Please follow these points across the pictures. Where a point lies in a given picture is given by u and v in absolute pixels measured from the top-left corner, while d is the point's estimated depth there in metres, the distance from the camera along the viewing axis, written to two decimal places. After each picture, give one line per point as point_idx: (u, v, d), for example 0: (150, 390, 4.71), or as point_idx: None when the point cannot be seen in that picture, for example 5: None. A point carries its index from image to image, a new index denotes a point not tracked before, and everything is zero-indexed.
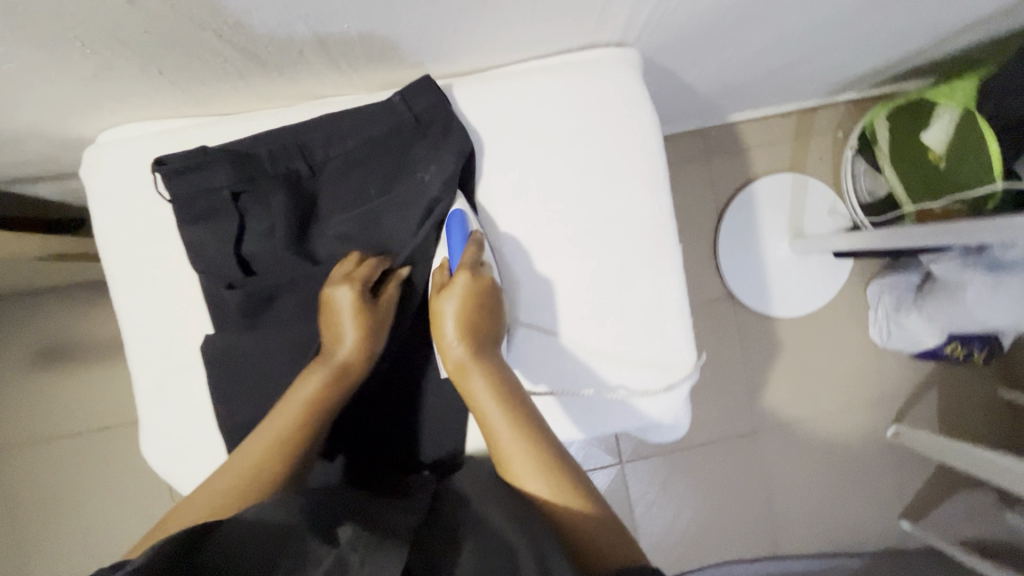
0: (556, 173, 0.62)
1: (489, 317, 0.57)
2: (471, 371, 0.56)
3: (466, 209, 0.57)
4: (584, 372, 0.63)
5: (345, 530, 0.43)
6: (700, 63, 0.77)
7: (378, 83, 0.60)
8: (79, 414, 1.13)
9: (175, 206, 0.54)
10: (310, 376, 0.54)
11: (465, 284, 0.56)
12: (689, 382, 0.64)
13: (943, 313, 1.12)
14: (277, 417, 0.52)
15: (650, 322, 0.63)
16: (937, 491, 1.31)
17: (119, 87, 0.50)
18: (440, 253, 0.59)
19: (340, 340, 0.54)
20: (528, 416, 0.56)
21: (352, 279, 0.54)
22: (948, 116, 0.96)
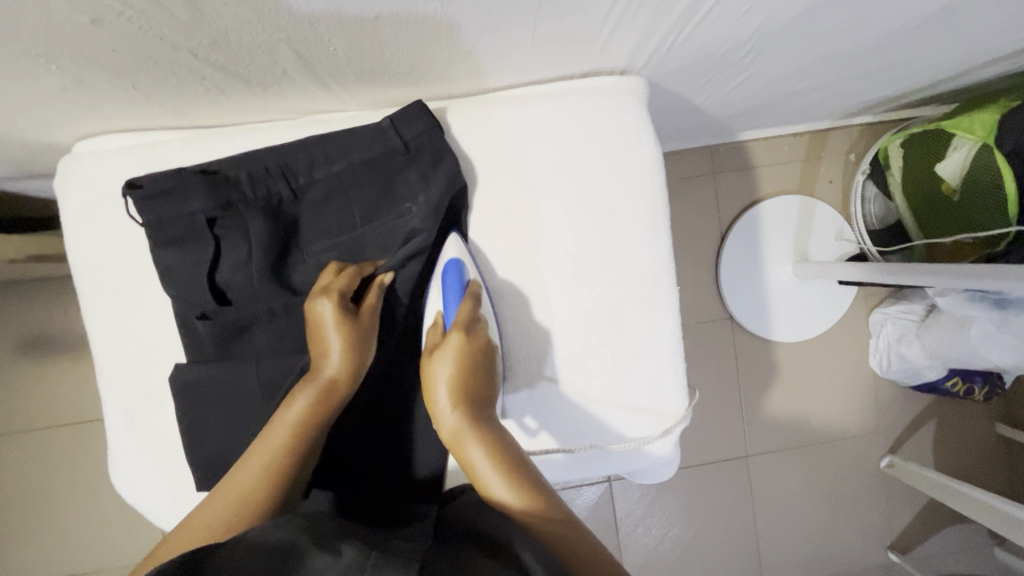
0: (553, 215, 0.59)
1: (482, 376, 0.54)
2: (466, 437, 0.51)
3: (462, 255, 0.57)
4: (574, 423, 0.61)
5: (348, 546, 0.40)
6: (711, 89, 0.74)
7: (369, 102, 0.57)
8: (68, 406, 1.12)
9: (147, 230, 0.52)
10: (298, 396, 0.51)
11: (457, 345, 0.54)
12: (681, 427, 0.61)
13: (948, 346, 1.09)
14: (263, 442, 0.50)
15: (644, 373, 0.60)
16: (928, 525, 1.29)
17: (91, 99, 0.47)
18: (434, 307, 0.57)
19: (325, 356, 0.52)
20: (531, 479, 0.50)
21: (330, 291, 0.52)
22: (965, 148, 0.90)
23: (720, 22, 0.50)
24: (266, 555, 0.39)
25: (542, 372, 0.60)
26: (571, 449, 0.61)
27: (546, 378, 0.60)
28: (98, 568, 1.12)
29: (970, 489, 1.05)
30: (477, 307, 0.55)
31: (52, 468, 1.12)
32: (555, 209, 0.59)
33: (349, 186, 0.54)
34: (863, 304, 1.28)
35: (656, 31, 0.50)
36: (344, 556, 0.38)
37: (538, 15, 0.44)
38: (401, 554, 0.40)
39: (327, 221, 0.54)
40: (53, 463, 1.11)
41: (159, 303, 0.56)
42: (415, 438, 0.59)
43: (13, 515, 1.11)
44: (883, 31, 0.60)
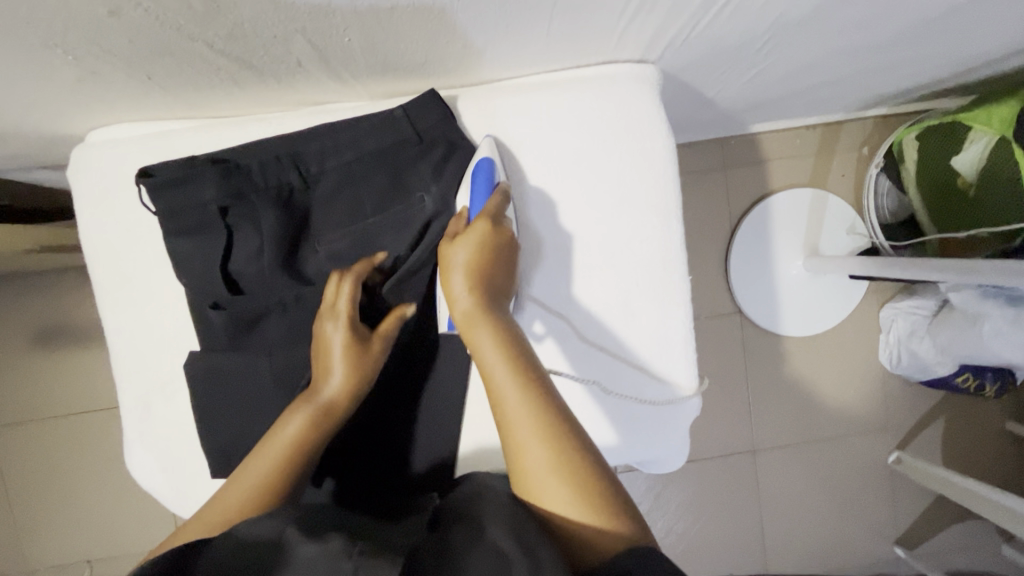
0: (573, 174, 0.58)
1: (503, 266, 0.52)
2: (479, 324, 0.50)
3: (492, 154, 0.54)
4: (588, 367, 0.60)
5: (335, 537, 0.41)
6: (725, 81, 0.73)
7: (382, 93, 0.56)
8: (85, 395, 1.14)
9: (161, 219, 0.52)
10: (294, 415, 0.51)
11: (481, 233, 0.51)
12: (690, 404, 0.61)
13: (960, 344, 1.09)
14: (256, 460, 0.50)
15: (658, 345, 0.60)
16: (935, 522, 1.29)
17: (106, 90, 0.48)
18: (461, 200, 0.54)
19: (326, 378, 0.52)
20: (536, 378, 0.49)
21: (332, 315, 0.52)
22: (982, 143, 0.89)
23: (739, 14, 0.49)
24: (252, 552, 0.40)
25: (552, 295, 0.60)
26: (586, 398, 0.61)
27: (561, 326, 0.60)
28: (112, 554, 1.14)
29: (978, 486, 1.05)
30: (506, 200, 0.53)
31: (72, 453, 1.14)
32: (575, 169, 0.58)
33: (360, 176, 0.54)
34: (874, 299, 1.27)
35: (674, 22, 0.49)
36: (328, 543, 0.40)
37: (555, 6, 0.43)
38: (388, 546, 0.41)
39: (337, 212, 0.54)
40: (71, 449, 1.14)
41: (173, 292, 0.56)
42: (423, 429, 0.59)
43: (29, 502, 1.14)
44: (904, 23, 0.59)
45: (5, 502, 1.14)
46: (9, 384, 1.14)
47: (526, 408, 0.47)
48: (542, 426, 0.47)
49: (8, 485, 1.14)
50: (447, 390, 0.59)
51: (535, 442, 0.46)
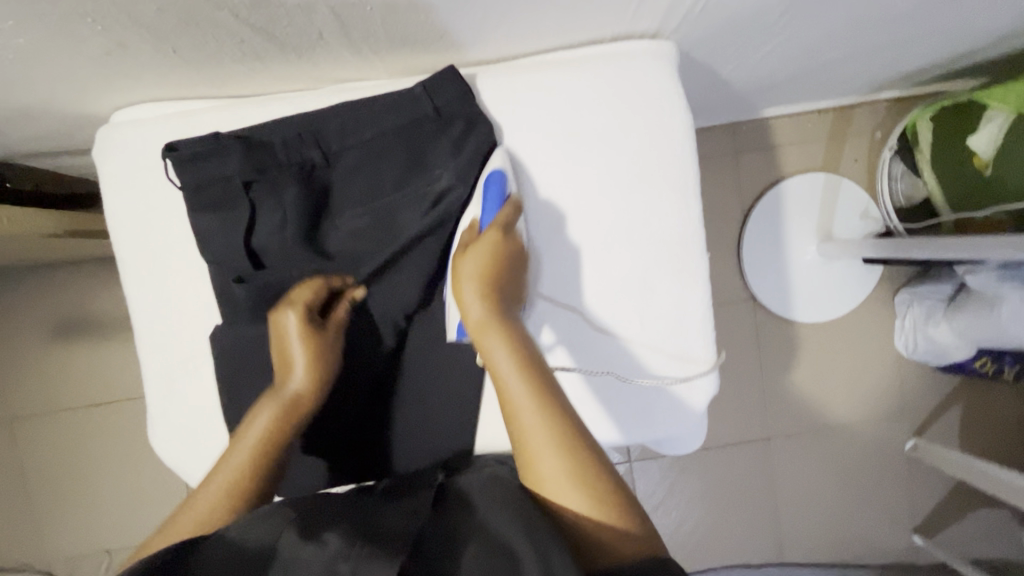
0: (584, 159, 0.58)
1: (511, 276, 0.54)
2: (491, 331, 0.51)
3: (505, 166, 0.55)
4: (595, 359, 0.60)
5: (333, 535, 0.42)
6: (738, 59, 0.73)
7: (400, 69, 0.57)
8: (112, 384, 1.16)
9: (186, 192, 0.52)
10: (262, 410, 0.53)
11: (492, 243, 0.53)
12: (709, 379, 0.61)
13: (980, 327, 1.05)
14: (228, 459, 0.51)
15: (672, 325, 0.60)
16: (954, 509, 1.28)
17: (132, 64, 0.48)
18: (471, 212, 0.55)
19: (290, 371, 0.53)
20: (548, 388, 0.50)
21: (289, 310, 0.53)
22: (1000, 121, 0.87)
23: None
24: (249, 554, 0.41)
25: (559, 287, 0.59)
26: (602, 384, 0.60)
27: (570, 317, 0.60)
28: (130, 542, 1.15)
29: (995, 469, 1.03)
30: (517, 213, 0.54)
31: (99, 442, 1.16)
32: (586, 155, 0.58)
33: (380, 153, 0.54)
34: (889, 285, 1.25)
35: None
36: (328, 546, 0.41)
37: None
38: (389, 540, 0.42)
39: (357, 188, 0.54)
40: (99, 439, 1.16)
41: (195, 268, 0.57)
42: (438, 406, 0.60)
43: (49, 490, 1.15)
44: None
45: (26, 491, 1.15)
46: (34, 374, 1.16)
47: (539, 414, 0.48)
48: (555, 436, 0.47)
49: (28, 474, 1.15)
50: (466, 365, 0.59)
51: (548, 449, 0.47)
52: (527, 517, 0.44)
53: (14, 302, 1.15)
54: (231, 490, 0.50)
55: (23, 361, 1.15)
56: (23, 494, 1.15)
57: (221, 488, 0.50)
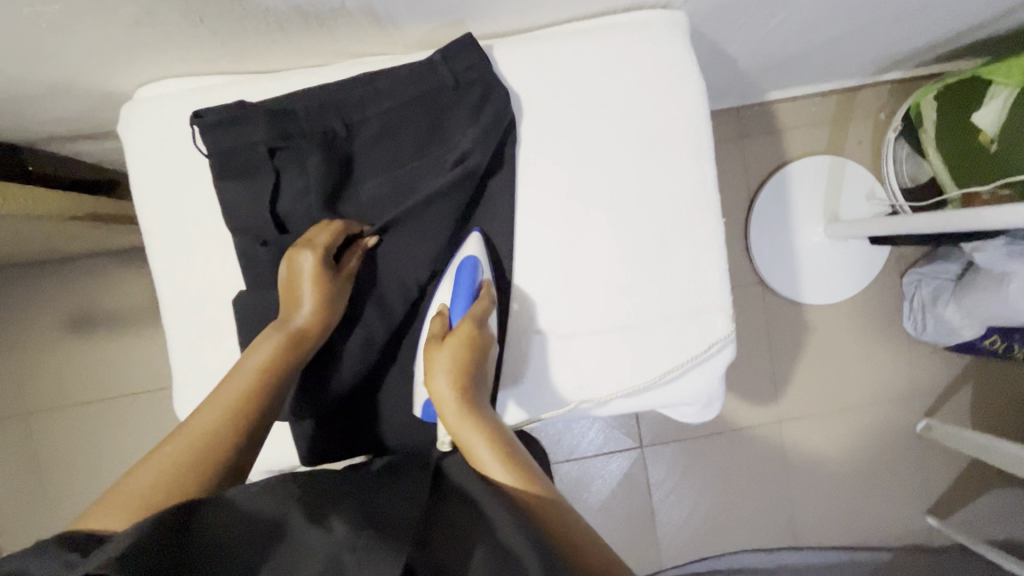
0: (589, 147, 0.59)
1: (483, 365, 0.57)
2: (466, 422, 0.53)
3: (479, 254, 0.60)
4: (541, 404, 0.63)
5: (337, 521, 0.40)
6: (745, 34, 0.74)
7: (416, 42, 0.58)
8: (142, 375, 1.17)
9: (211, 160, 0.54)
10: (266, 340, 0.54)
11: (466, 334, 0.56)
12: (729, 338, 0.62)
13: (989, 304, 1.05)
14: (227, 382, 0.52)
15: (691, 291, 0.61)
16: (967, 490, 1.27)
17: (159, 36, 0.50)
18: (444, 298, 0.61)
19: (297, 305, 0.54)
20: (518, 457, 0.52)
21: (299, 247, 0.54)
22: (1004, 96, 0.88)
23: None
24: (249, 535, 0.39)
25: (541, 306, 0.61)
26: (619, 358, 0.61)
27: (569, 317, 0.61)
28: None
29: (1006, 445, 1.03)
30: (490, 305, 0.59)
31: (125, 432, 1.16)
32: (582, 150, 0.59)
33: (400, 121, 0.55)
34: (895, 265, 1.26)
35: None
36: (335, 534, 0.39)
37: None
38: (395, 529, 0.40)
39: (379, 156, 0.56)
40: (126, 428, 1.16)
41: (219, 239, 0.58)
42: None
43: (62, 483, 1.16)
44: None
45: (39, 484, 1.16)
46: (58, 364, 1.17)
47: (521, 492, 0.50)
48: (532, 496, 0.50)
49: (41, 467, 1.16)
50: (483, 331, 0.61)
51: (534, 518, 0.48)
52: (532, 533, 0.43)
53: (34, 294, 1.16)
54: (232, 413, 0.51)
55: (37, 354, 1.16)
56: (37, 487, 1.16)
57: (221, 414, 0.50)
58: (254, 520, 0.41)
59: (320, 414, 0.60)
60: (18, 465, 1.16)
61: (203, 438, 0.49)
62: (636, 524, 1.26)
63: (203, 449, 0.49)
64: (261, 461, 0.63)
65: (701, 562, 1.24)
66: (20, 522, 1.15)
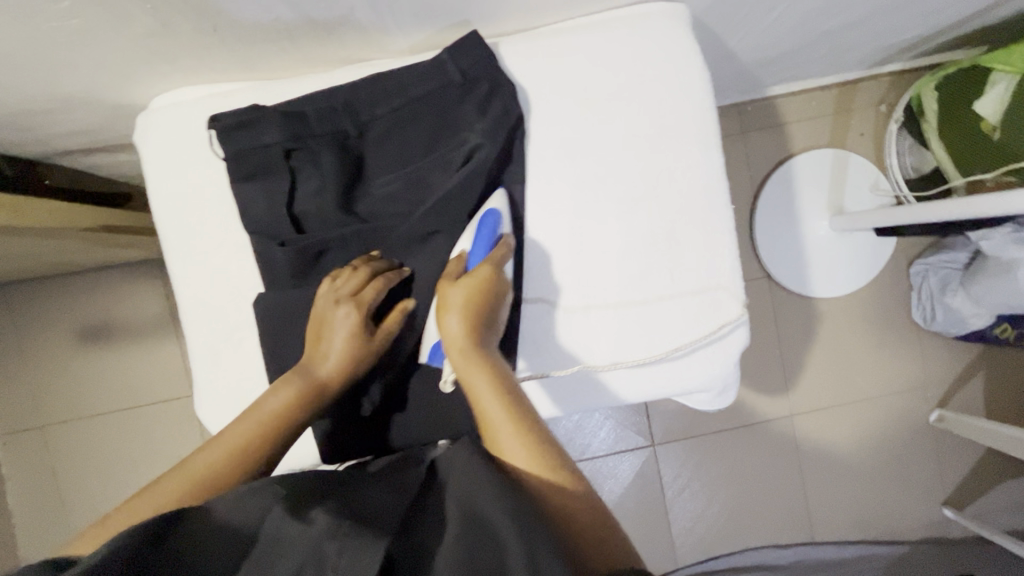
0: (597, 136, 0.60)
1: (495, 313, 0.56)
2: (474, 364, 0.53)
3: (501, 208, 0.58)
4: (554, 363, 0.63)
5: (318, 512, 0.42)
6: (746, 29, 0.75)
7: (422, 44, 0.59)
8: (162, 385, 1.18)
9: (227, 162, 0.55)
10: (287, 386, 0.54)
11: (482, 278, 0.55)
12: (742, 323, 0.62)
13: (998, 292, 1.05)
14: (242, 422, 0.52)
15: (703, 276, 0.62)
16: (984, 480, 1.26)
17: (173, 46, 0.51)
18: (462, 243, 0.58)
19: (326, 355, 0.56)
20: (525, 411, 0.51)
21: (346, 298, 0.55)
22: (1005, 83, 0.88)
23: None
24: (232, 538, 0.41)
25: (554, 287, 0.62)
26: (633, 338, 0.62)
27: (583, 301, 0.62)
28: None
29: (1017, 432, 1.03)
30: (508, 254, 0.57)
31: (146, 441, 1.18)
32: (590, 142, 0.60)
33: (409, 119, 0.56)
34: (902, 256, 1.26)
35: None
36: (316, 524, 0.40)
37: None
38: (375, 520, 0.42)
39: (391, 154, 0.57)
40: (145, 437, 1.17)
41: (238, 242, 0.59)
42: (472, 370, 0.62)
43: (78, 494, 1.16)
44: None
45: (55, 496, 1.16)
46: (72, 377, 1.18)
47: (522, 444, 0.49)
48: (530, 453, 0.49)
49: (57, 479, 1.17)
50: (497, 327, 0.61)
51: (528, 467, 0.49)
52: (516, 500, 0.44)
53: (50, 308, 1.17)
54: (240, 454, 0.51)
55: (51, 368, 1.17)
56: (53, 500, 1.16)
57: (226, 455, 0.50)
58: (237, 522, 0.43)
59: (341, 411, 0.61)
60: (36, 476, 1.17)
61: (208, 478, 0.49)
62: (651, 523, 1.25)
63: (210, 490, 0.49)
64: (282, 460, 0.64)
65: (717, 559, 1.23)
66: (39, 532, 1.16)
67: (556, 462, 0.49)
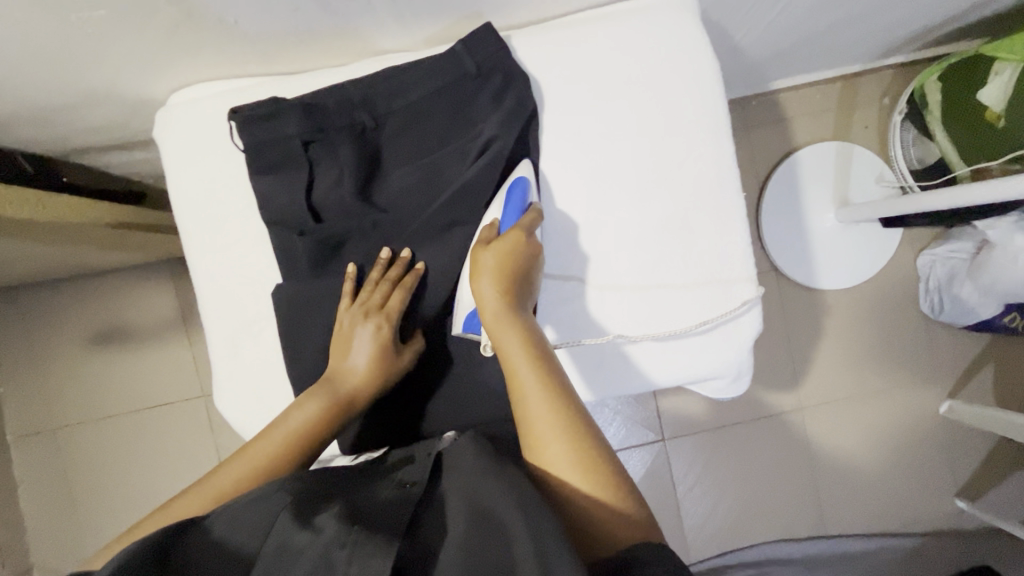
0: (611, 123, 0.61)
1: (527, 278, 0.55)
2: (506, 327, 0.53)
3: (529, 176, 0.58)
4: (585, 332, 0.63)
5: (326, 520, 0.43)
6: (752, 22, 0.76)
7: (436, 36, 0.60)
8: (172, 387, 1.18)
9: (248, 154, 0.56)
10: (314, 400, 0.56)
11: (513, 243, 0.55)
12: (756, 307, 0.63)
13: (1004, 279, 1.06)
14: (268, 436, 0.54)
15: (716, 264, 0.62)
16: (995, 471, 1.26)
17: (194, 39, 0.52)
18: (491, 212, 0.58)
19: (351, 369, 0.57)
20: (557, 377, 0.51)
21: (374, 312, 0.57)
22: (1008, 72, 0.89)
23: None
24: (233, 555, 0.42)
25: (574, 268, 0.63)
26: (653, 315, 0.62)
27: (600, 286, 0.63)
28: None
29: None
30: (538, 220, 0.56)
31: (156, 443, 1.18)
32: (604, 129, 0.61)
33: (425, 111, 0.57)
34: (908, 248, 1.26)
35: None
36: (324, 533, 0.42)
37: None
38: (382, 525, 0.43)
39: (407, 146, 0.58)
40: (156, 438, 1.18)
41: (256, 233, 0.60)
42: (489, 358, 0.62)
43: (91, 496, 1.17)
44: None
45: (67, 499, 1.16)
46: (85, 379, 1.18)
47: (549, 411, 0.49)
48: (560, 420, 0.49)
49: (68, 481, 1.17)
50: None
51: (555, 437, 0.48)
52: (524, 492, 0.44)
53: (61, 311, 1.18)
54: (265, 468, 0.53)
55: (63, 370, 1.18)
56: (64, 503, 1.17)
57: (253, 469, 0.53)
58: (241, 536, 0.44)
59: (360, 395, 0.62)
60: (47, 479, 1.17)
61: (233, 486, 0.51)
62: (662, 519, 1.25)
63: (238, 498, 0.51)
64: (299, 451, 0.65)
65: (730, 555, 1.23)
66: (49, 535, 1.16)
67: (584, 430, 0.49)
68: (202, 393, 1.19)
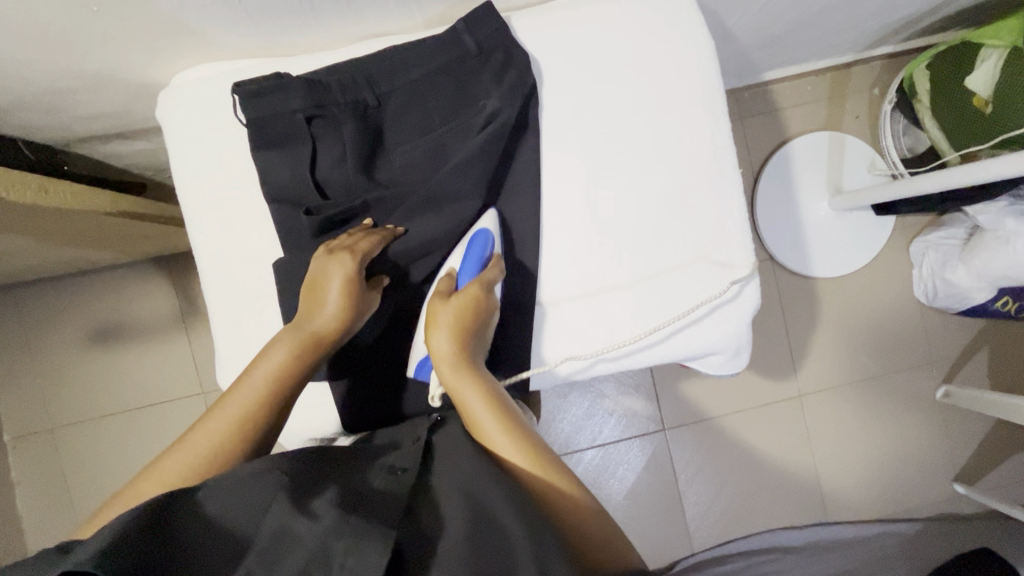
0: (609, 102, 0.62)
1: (484, 329, 0.57)
2: (464, 380, 0.52)
3: (493, 228, 0.60)
4: (589, 308, 0.63)
5: (323, 504, 0.41)
6: (746, 8, 0.77)
7: (435, 19, 0.61)
8: (172, 383, 1.18)
9: (250, 129, 0.57)
10: (282, 345, 0.54)
11: (471, 297, 0.56)
12: (753, 282, 0.64)
13: (995, 263, 1.06)
14: (241, 390, 0.52)
15: (714, 241, 0.63)
16: (992, 455, 1.28)
17: (198, 21, 0.52)
18: (451, 263, 0.61)
19: (320, 308, 0.55)
20: (520, 423, 0.52)
21: (340, 251, 0.56)
22: (994, 59, 0.90)
23: None
24: (225, 547, 0.40)
25: (574, 247, 0.63)
26: (651, 295, 0.63)
27: (598, 271, 0.63)
28: None
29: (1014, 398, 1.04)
30: (498, 275, 0.59)
31: (156, 439, 1.17)
32: (602, 108, 0.62)
33: (426, 89, 0.58)
34: (902, 235, 1.28)
35: None
36: (322, 519, 0.39)
37: None
38: (381, 511, 0.41)
39: (408, 123, 0.58)
40: (155, 434, 1.17)
41: (260, 213, 0.61)
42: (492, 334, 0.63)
43: (89, 493, 1.16)
44: None
45: (65, 497, 1.15)
46: (82, 376, 1.18)
47: (520, 457, 0.49)
48: (533, 470, 0.49)
49: (66, 479, 1.16)
50: (514, 290, 0.63)
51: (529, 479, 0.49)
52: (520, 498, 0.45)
53: (57, 309, 1.17)
54: (243, 420, 0.51)
55: (58, 367, 1.17)
56: (62, 501, 1.15)
57: (231, 425, 0.51)
58: (230, 528, 0.41)
59: (357, 372, 0.62)
60: (45, 478, 1.16)
61: (214, 448, 0.49)
62: (664, 509, 1.25)
63: (223, 458, 0.50)
64: (302, 430, 0.65)
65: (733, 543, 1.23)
66: (47, 535, 1.14)
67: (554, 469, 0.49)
68: (202, 389, 1.18)
